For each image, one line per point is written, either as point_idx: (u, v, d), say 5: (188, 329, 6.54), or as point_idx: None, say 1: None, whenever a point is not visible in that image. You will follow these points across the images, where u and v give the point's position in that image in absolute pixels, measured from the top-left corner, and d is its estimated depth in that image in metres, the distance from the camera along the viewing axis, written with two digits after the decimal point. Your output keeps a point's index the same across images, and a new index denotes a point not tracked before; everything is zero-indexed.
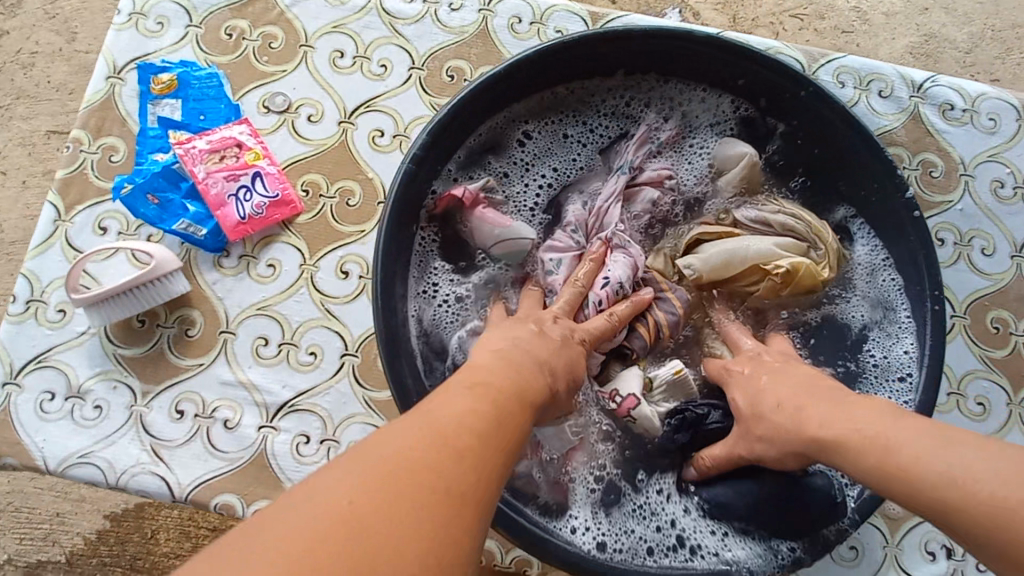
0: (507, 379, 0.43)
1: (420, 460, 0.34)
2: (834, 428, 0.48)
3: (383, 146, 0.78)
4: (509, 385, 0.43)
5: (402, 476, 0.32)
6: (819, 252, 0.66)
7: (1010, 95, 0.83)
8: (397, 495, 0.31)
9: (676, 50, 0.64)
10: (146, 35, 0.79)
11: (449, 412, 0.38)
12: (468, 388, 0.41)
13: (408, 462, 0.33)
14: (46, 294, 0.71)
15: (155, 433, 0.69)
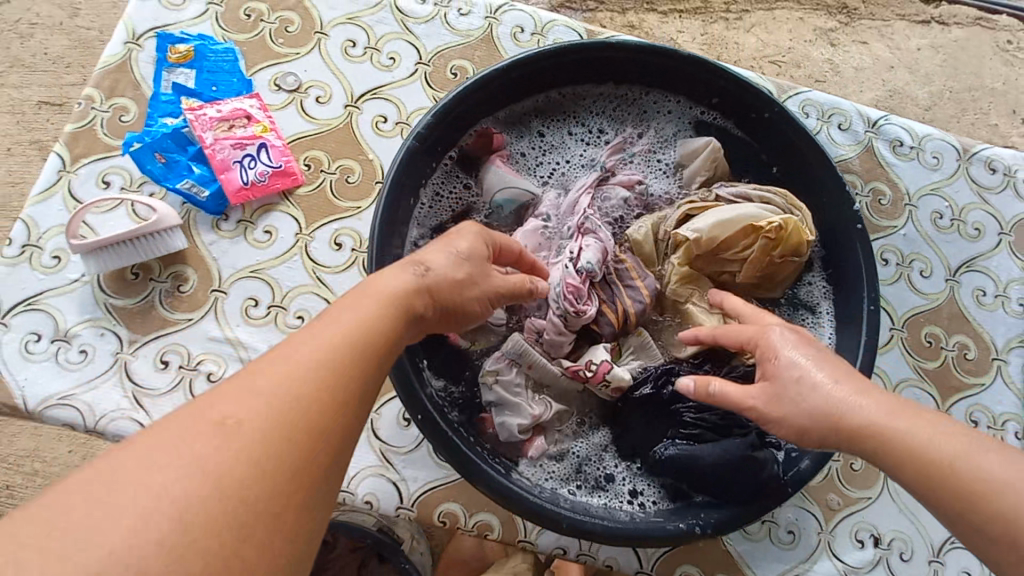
0: (374, 310, 0.45)
1: (288, 407, 0.36)
2: (783, 401, 0.53)
3: (386, 131, 0.83)
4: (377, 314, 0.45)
5: (260, 435, 0.35)
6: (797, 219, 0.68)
7: (952, 139, 0.93)
8: (268, 450, 0.35)
9: (656, 64, 0.71)
10: (167, 7, 0.83)
11: (310, 350, 0.40)
12: (326, 323, 0.42)
13: (274, 411, 0.36)
14: (43, 240, 0.73)
15: (138, 381, 0.71)
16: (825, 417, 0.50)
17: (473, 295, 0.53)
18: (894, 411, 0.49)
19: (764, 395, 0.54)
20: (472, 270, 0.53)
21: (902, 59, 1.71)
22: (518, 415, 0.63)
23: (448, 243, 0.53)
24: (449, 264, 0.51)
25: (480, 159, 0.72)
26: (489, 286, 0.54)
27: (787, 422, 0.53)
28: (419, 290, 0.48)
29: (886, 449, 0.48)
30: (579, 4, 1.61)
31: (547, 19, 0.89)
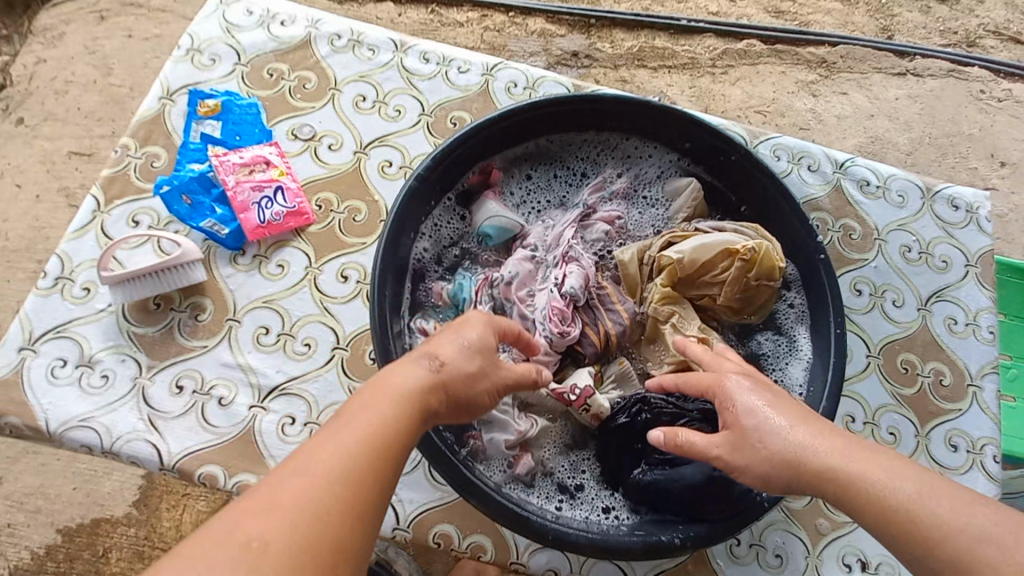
0: (395, 409, 0.48)
1: (308, 520, 0.41)
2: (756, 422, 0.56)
3: (390, 174, 0.91)
4: (397, 412, 0.48)
5: (281, 552, 0.39)
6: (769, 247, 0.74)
7: (915, 178, 1.01)
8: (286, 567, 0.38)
9: (633, 113, 0.79)
10: (199, 68, 0.94)
11: (334, 457, 0.44)
12: (350, 425, 0.46)
13: (294, 526, 0.40)
14: (75, 273, 0.80)
15: (153, 404, 0.75)
16: (786, 460, 0.54)
17: (483, 387, 0.56)
18: (852, 458, 0.52)
19: (726, 444, 0.57)
20: (483, 362, 0.56)
21: (881, 108, 1.82)
22: (505, 431, 0.67)
23: (459, 334, 0.56)
24: (460, 358, 0.54)
25: (476, 195, 0.80)
26: (497, 377, 0.57)
27: (752, 469, 0.56)
28: (433, 385, 0.51)
29: (844, 493, 0.51)
30: (574, 61, 1.74)
31: (538, 75, 0.99)
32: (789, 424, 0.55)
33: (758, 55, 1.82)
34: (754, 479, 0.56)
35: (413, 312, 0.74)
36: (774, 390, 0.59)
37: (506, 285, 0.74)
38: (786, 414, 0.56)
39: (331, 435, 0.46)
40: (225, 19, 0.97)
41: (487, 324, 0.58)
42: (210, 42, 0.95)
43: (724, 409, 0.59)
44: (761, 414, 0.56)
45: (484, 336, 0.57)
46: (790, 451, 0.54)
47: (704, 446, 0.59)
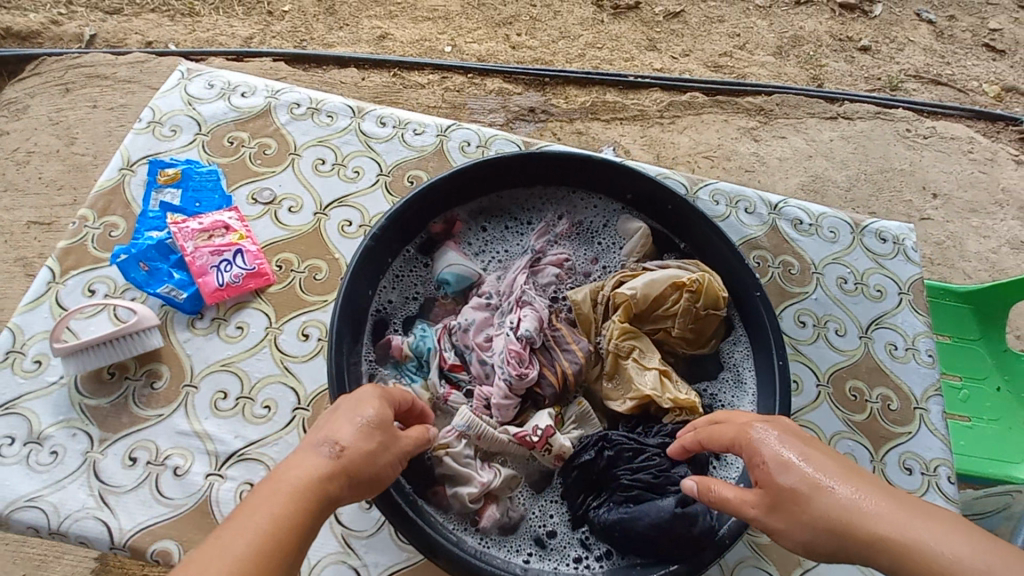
0: (291, 502, 0.49)
1: None
2: (790, 477, 0.53)
3: (350, 233, 0.94)
4: (295, 504, 0.49)
5: None
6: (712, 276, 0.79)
7: (844, 215, 1.09)
8: None
9: (579, 167, 0.85)
10: (160, 139, 0.96)
11: (226, 560, 0.44)
12: (243, 524, 0.46)
13: None
14: (26, 346, 0.79)
15: (105, 479, 0.73)
16: (828, 525, 0.50)
17: (385, 461, 0.56)
18: (909, 522, 0.47)
19: (762, 503, 0.54)
20: (382, 437, 0.56)
21: (818, 149, 1.96)
22: (468, 484, 0.66)
23: (356, 413, 0.56)
24: (361, 438, 0.54)
25: (436, 244, 0.83)
26: (398, 449, 0.58)
27: (791, 533, 0.52)
28: (331, 472, 0.52)
29: (903, 564, 0.46)
30: (531, 116, 1.84)
31: (490, 134, 1.05)
32: (837, 483, 0.51)
33: (702, 105, 1.96)
34: (795, 543, 0.52)
35: (374, 367, 0.74)
36: (818, 446, 0.56)
37: (463, 332, 0.76)
38: (832, 472, 0.53)
39: (220, 538, 0.45)
40: (187, 92, 1.01)
41: (379, 395, 0.59)
42: (171, 114, 0.99)
43: (755, 466, 0.56)
44: (793, 468, 0.53)
45: (382, 412, 0.57)
46: (835, 514, 0.50)
47: (739, 502, 0.57)
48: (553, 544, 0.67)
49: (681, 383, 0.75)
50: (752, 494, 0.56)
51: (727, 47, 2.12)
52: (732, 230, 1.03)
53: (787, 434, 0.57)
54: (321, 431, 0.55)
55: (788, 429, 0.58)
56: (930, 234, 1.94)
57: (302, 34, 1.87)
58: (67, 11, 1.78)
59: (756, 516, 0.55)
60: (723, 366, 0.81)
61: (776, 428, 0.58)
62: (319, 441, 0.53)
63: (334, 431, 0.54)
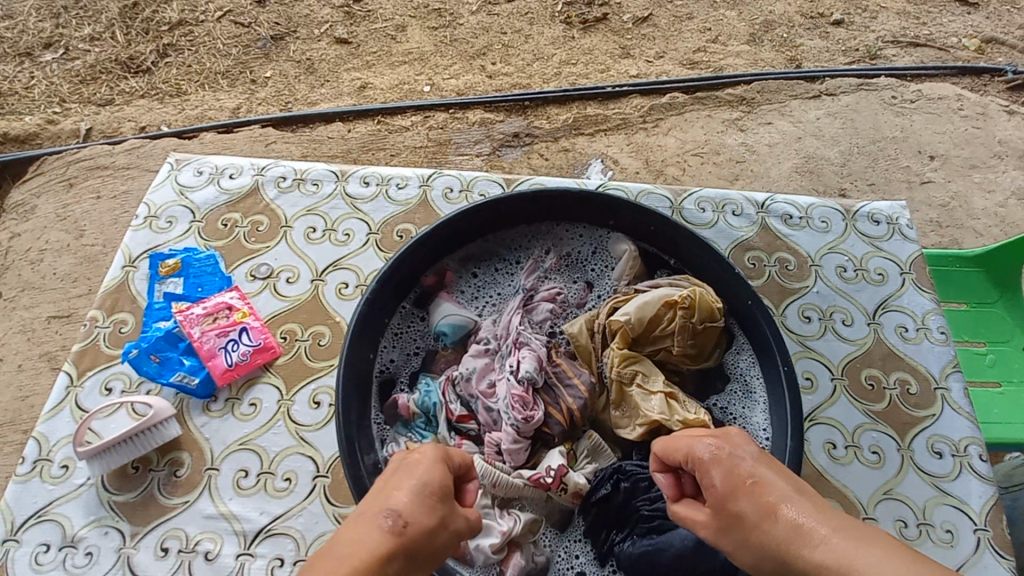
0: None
1: None
2: (741, 501, 0.53)
3: (348, 295, 0.96)
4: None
5: None
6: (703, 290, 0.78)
7: (833, 203, 1.09)
8: None
9: (559, 201, 0.86)
10: (158, 231, 1.00)
11: None
12: None
13: None
14: (53, 452, 0.82)
15: (140, 573, 0.75)
16: (775, 548, 0.49)
17: (444, 540, 0.53)
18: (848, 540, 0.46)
19: (712, 525, 0.55)
20: (443, 512, 0.53)
21: (806, 130, 1.95)
22: (489, 535, 0.65)
23: (415, 482, 0.54)
24: (422, 510, 0.52)
25: (430, 297, 0.84)
26: (455, 528, 0.54)
27: (740, 555, 0.53)
28: (391, 550, 0.48)
29: None
30: (517, 141, 1.87)
31: (471, 177, 1.08)
32: (784, 505, 0.51)
33: (683, 104, 1.98)
34: (743, 564, 0.52)
35: (385, 429, 0.75)
36: (769, 466, 0.56)
37: (466, 382, 0.76)
38: (783, 491, 0.52)
39: None
40: (178, 182, 1.06)
41: (441, 461, 0.57)
42: (166, 206, 1.03)
43: (707, 488, 0.57)
44: (743, 490, 0.53)
45: (444, 482, 0.55)
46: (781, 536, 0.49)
47: (694, 523, 0.58)
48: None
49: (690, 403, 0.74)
50: (706, 516, 0.57)
51: (700, 43, 2.14)
52: (722, 235, 1.03)
53: (738, 451, 0.57)
54: (378, 502, 0.52)
55: (740, 446, 0.58)
56: (934, 196, 1.91)
57: (287, 96, 1.94)
58: (64, 109, 1.87)
59: (710, 537, 0.56)
60: (729, 377, 0.80)
61: (730, 449, 0.57)
62: (386, 511, 0.50)
63: (393, 501, 0.52)
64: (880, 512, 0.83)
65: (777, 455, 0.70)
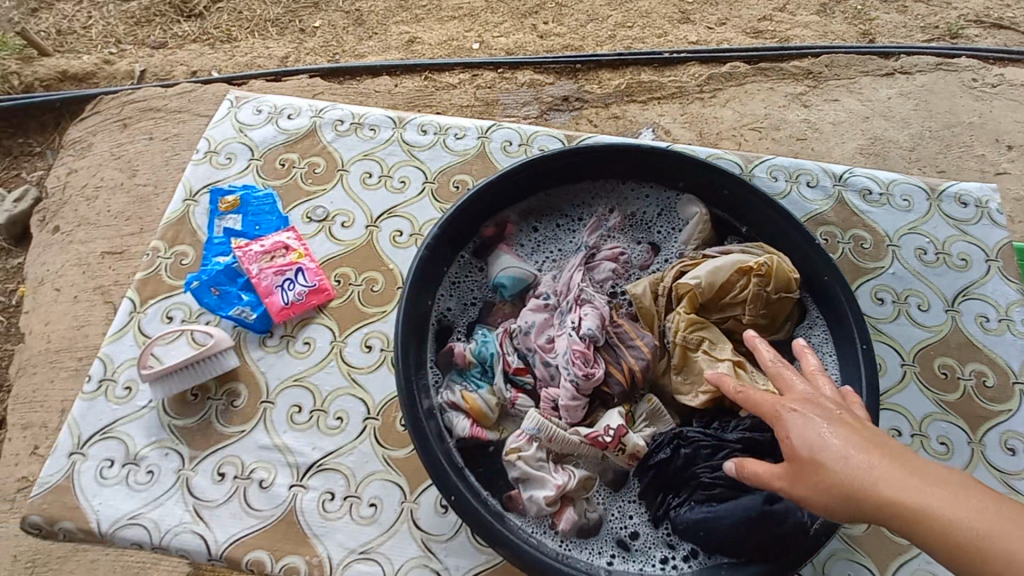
0: None
1: None
2: (808, 446, 0.51)
3: (402, 243, 0.95)
4: None
5: None
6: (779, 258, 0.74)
7: (917, 181, 1.02)
8: None
9: (628, 158, 0.82)
10: (217, 167, 1.01)
11: None
12: None
13: None
14: (117, 373, 0.84)
15: (198, 495, 0.77)
16: (842, 491, 0.48)
17: None
18: (928, 491, 0.44)
19: (785, 475, 0.52)
20: None
21: (876, 109, 1.82)
22: (544, 487, 0.66)
23: None
24: None
25: (489, 248, 0.82)
26: None
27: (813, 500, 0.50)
28: None
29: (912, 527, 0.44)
30: (566, 105, 1.80)
31: (531, 131, 1.04)
32: (851, 449, 0.49)
33: (744, 75, 1.87)
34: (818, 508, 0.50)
35: (440, 377, 0.74)
36: (850, 421, 0.52)
37: (524, 335, 0.74)
38: (855, 436, 0.50)
39: None
40: (238, 120, 1.05)
41: None
42: (226, 143, 1.03)
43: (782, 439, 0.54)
44: (811, 436, 0.51)
45: None
46: (847, 480, 0.48)
47: (767, 476, 0.54)
48: (636, 547, 0.66)
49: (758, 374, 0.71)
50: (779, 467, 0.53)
51: (766, 11, 2.01)
52: (795, 207, 0.98)
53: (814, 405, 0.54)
54: None
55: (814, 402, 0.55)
56: (1009, 189, 1.77)
57: (335, 47, 1.91)
58: (119, 50, 1.89)
59: (781, 488, 0.53)
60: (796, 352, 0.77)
61: (809, 403, 0.55)
62: None
63: None
64: None
65: None
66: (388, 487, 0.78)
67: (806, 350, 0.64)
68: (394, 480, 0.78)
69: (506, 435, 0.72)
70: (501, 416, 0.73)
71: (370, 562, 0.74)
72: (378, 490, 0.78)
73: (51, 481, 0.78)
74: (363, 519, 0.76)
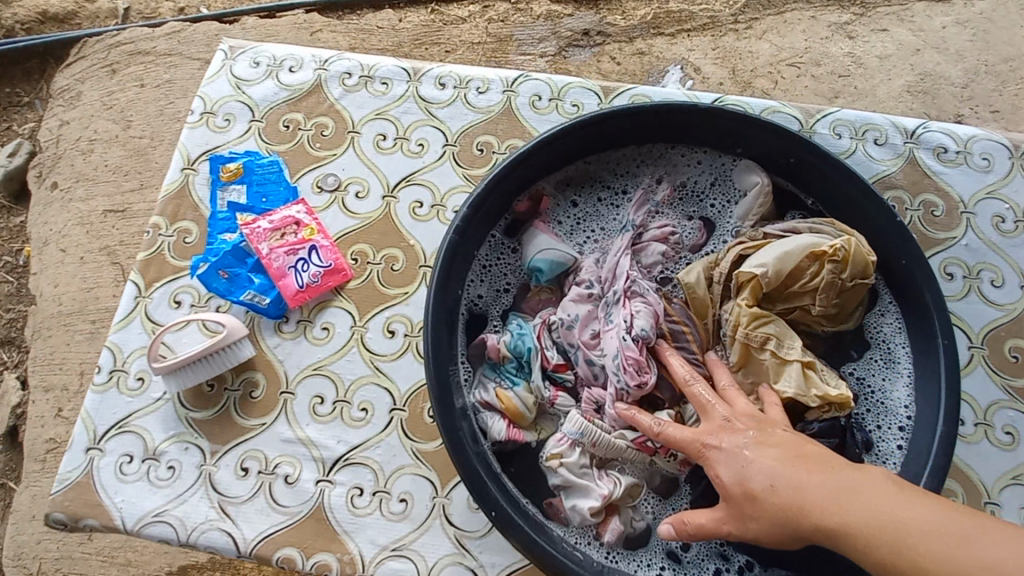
0: None
1: None
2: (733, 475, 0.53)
3: (422, 215, 0.86)
4: None
5: None
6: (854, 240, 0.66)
7: (1000, 136, 0.89)
8: None
9: (683, 120, 0.71)
10: (215, 131, 0.91)
11: None
12: None
13: None
14: (127, 363, 0.80)
15: (221, 491, 0.74)
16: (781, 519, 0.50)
17: None
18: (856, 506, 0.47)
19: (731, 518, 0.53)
20: None
21: (928, 41, 1.63)
22: (588, 496, 0.62)
23: None
24: None
25: (522, 225, 0.74)
26: None
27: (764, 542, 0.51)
28: None
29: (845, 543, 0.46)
30: (586, 40, 1.61)
31: (563, 83, 0.92)
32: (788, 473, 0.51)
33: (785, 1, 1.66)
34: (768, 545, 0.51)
35: (473, 371, 0.68)
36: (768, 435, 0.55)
37: (566, 329, 0.68)
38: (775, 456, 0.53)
39: None
40: (233, 74, 0.94)
41: None
42: (222, 102, 0.92)
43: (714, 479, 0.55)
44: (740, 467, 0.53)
45: None
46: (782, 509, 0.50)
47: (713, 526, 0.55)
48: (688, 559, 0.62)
49: (829, 374, 0.65)
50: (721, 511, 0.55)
51: None
52: (860, 168, 0.87)
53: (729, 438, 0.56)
54: None
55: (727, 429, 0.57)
56: None
57: None
58: None
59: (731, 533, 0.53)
60: (862, 340, 0.70)
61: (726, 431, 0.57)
62: None
63: None
64: (1005, 497, 0.74)
65: (923, 433, 0.62)
66: (419, 481, 0.75)
67: (718, 365, 0.65)
68: (425, 474, 0.75)
69: (544, 436, 0.67)
70: (538, 415, 0.68)
71: (403, 560, 0.71)
72: (409, 485, 0.75)
73: (72, 477, 0.75)
74: (395, 515, 0.73)
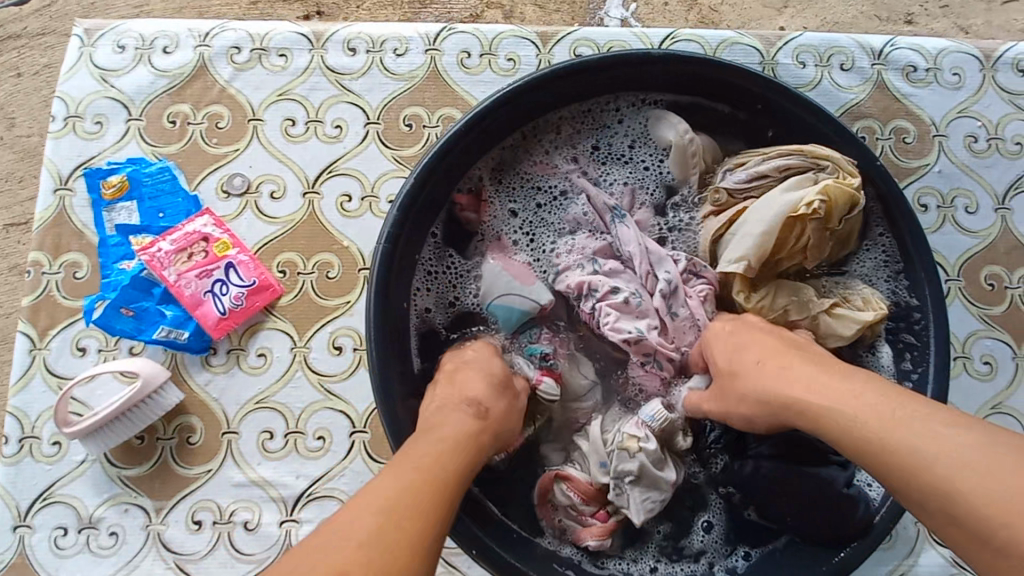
0: None
1: None
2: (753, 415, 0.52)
3: (353, 211, 0.76)
4: None
5: None
6: (828, 170, 0.60)
7: (970, 47, 0.82)
8: None
9: (617, 75, 0.62)
10: (86, 138, 0.76)
11: None
12: None
13: None
14: (37, 428, 0.69)
15: (176, 549, 0.67)
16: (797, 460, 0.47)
17: None
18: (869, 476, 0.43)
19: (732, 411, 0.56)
20: None
21: None
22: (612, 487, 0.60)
23: None
24: None
25: (461, 220, 0.65)
26: None
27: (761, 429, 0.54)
28: None
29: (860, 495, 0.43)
30: None
31: (493, 34, 0.79)
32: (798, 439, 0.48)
33: None
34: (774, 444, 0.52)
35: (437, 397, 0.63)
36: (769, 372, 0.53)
37: (637, 343, 0.62)
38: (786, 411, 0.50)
39: None
40: (95, 64, 0.78)
41: None
42: (89, 101, 0.77)
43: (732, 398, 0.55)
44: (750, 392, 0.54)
45: None
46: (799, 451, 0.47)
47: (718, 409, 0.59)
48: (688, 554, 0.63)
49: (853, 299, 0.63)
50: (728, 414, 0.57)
51: None
52: (827, 100, 0.80)
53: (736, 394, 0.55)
54: None
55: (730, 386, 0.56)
56: None
57: None
58: None
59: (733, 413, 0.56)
60: (864, 244, 0.65)
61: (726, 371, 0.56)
62: None
63: None
64: None
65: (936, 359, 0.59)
66: None
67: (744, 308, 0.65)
68: None
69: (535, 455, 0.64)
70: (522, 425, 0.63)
71: None
72: None
73: None
74: None
